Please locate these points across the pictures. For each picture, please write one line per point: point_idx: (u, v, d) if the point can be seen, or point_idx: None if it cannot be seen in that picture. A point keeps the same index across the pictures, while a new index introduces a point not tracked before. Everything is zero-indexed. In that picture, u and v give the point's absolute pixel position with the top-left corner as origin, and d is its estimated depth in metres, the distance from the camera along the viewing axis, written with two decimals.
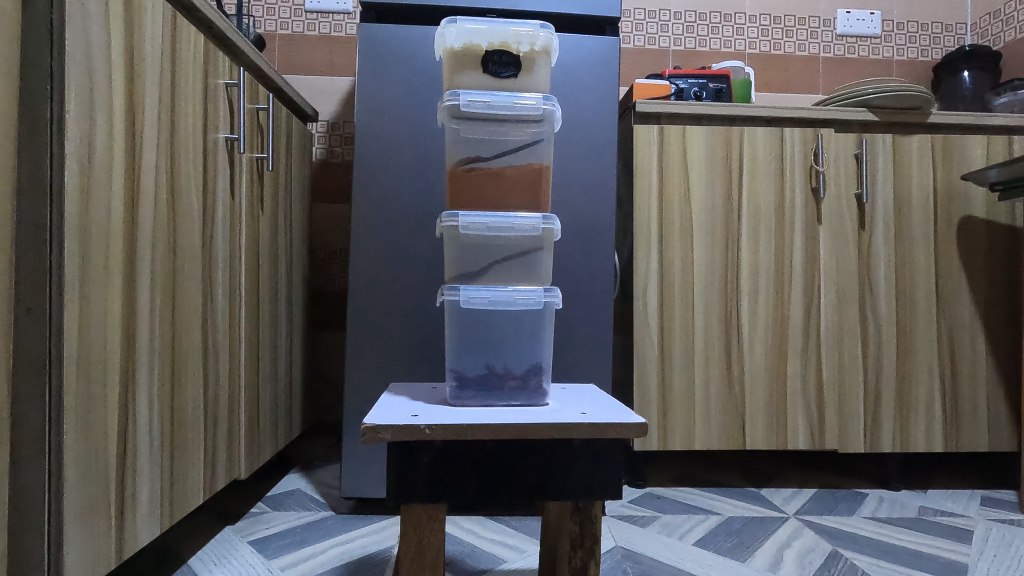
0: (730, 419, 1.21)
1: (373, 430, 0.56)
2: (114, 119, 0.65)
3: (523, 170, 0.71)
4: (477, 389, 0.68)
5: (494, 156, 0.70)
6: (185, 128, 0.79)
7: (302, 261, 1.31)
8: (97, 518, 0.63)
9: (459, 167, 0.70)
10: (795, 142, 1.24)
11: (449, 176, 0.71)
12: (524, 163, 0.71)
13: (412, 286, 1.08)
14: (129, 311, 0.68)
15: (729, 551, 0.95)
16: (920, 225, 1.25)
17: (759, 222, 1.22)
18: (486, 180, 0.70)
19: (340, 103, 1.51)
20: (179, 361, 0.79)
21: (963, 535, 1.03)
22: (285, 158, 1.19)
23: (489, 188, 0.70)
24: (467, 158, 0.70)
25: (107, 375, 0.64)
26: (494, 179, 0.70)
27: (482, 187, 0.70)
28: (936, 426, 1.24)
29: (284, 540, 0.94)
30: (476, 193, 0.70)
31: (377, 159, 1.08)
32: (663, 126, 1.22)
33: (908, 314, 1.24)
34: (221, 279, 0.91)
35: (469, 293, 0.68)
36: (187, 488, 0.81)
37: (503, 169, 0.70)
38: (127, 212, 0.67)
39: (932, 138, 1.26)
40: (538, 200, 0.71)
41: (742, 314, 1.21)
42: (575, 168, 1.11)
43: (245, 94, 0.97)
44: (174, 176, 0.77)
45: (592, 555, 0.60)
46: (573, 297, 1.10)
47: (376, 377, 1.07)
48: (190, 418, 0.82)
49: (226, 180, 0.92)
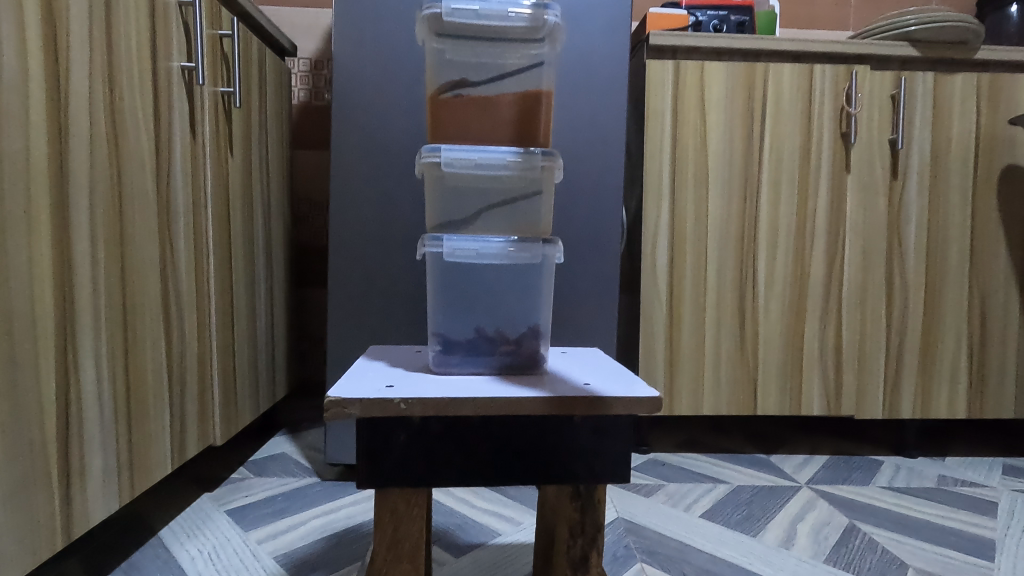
0: (741, 384, 1.13)
1: (338, 405, 0.49)
2: (27, 30, 0.54)
3: (519, 97, 0.60)
4: (465, 354, 0.60)
5: (484, 81, 0.59)
6: (126, 50, 0.68)
7: (282, 212, 1.20)
8: (36, 496, 0.56)
9: (442, 94, 0.59)
10: (826, 81, 1.11)
11: (431, 106, 0.61)
12: (519, 89, 0.60)
13: (399, 239, 0.98)
14: (63, 263, 0.59)
15: (739, 524, 0.88)
16: (958, 174, 1.13)
17: (782, 170, 1.11)
18: (474, 109, 0.59)
19: (322, 38, 1.37)
20: (134, 320, 0.70)
21: (988, 508, 0.96)
22: (257, 97, 1.07)
23: (477, 119, 0.59)
24: (452, 83, 0.59)
25: (38, 336, 0.56)
26: (484, 108, 0.59)
27: (468, 118, 0.59)
28: (960, 392, 1.16)
29: (263, 510, 0.88)
30: (461, 125, 0.60)
31: (358, 97, 0.97)
32: (679, 62, 1.09)
33: (938, 272, 1.14)
34: (183, 228, 0.81)
35: (455, 243, 0.59)
36: (151, 458, 0.74)
37: (495, 96, 0.59)
38: (52, 145, 0.57)
39: (977, 77, 1.13)
40: (536, 134, 0.60)
41: (759, 271, 1.12)
42: (580, 108, 1.00)
43: (204, 16, 0.85)
44: (114, 107, 0.66)
45: (594, 544, 0.53)
46: (575, 252, 1.01)
47: (361, 337, 0.99)
48: (150, 382, 0.74)
49: (184, 116, 0.81)
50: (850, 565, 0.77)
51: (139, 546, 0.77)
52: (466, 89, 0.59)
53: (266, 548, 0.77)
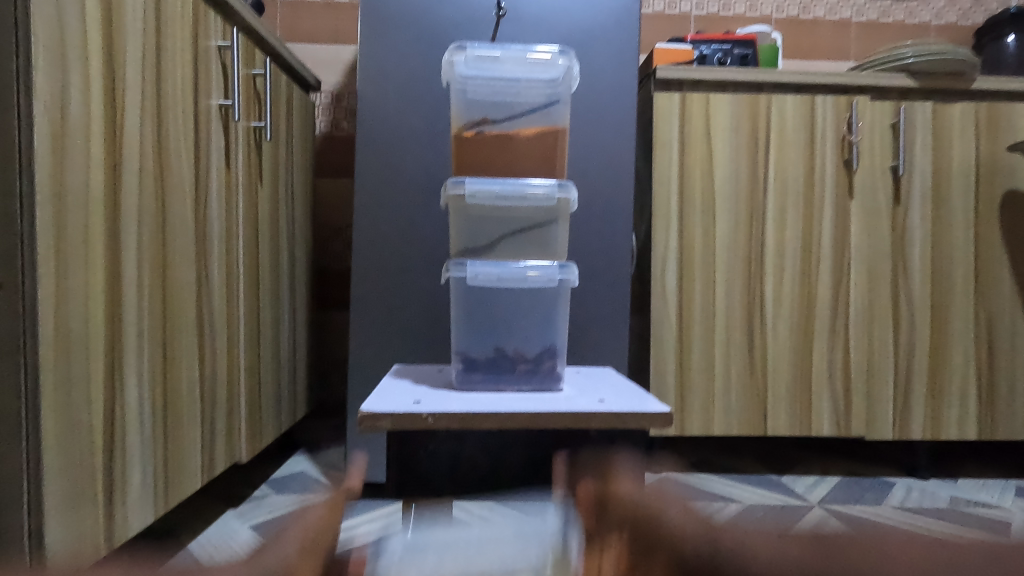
0: (751, 404, 1.15)
1: (370, 418, 0.52)
2: (90, 75, 0.59)
3: (537, 134, 0.64)
4: (485, 372, 0.64)
5: (504, 119, 0.64)
6: (172, 90, 0.74)
7: (305, 238, 1.26)
8: (84, 506, 0.59)
9: (465, 131, 0.64)
10: (828, 111, 1.15)
11: (454, 143, 0.66)
12: (537, 127, 0.64)
13: (419, 263, 1.03)
14: (114, 286, 0.63)
15: (751, 542, 0.90)
16: (960, 198, 1.16)
17: (787, 196, 1.15)
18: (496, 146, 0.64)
19: (344, 73, 1.45)
20: (173, 340, 0.75)
21: (1000, 528, 0.97)
22: (285, 130, 1.13)
23: (498, 155, 0.64)
24: (474, 121, 0.64)
25: (90, 355, 0.60)
26: (503, 143, 0.64)
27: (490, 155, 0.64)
28: (970, 413, 1.17)
29: (286, 525, 0.91)
30: (484, 160, 0.64)
31: (381, 129, 1.02)
32: (685, 94, 1.14)
33: (944, 295, 1.16)
34: (217, 254, 0.86)
35: (476, 268, 0.63)
36: (184, 473, 0.77)
37: (515, 133, 0.64)
38: (108, 177, 0.62)
39: (975, 106, 1.17)
40: (552, 166, 0.65)
41: (767, 294, 1.15)
42: (591, 138, 1.05)
43: (240, 58, 0.91)
44: (161, 142, 0.72)
45: (610, 553, 0.56)
46: (587, 275, 1.05)
47: (381, 357, 1.03)
48: (185, 399, 0.78)
49: (221, 149, 0.87)
50: None
51: (170, 558, 0.80)
52: (489, 128, 0.64)
53: None
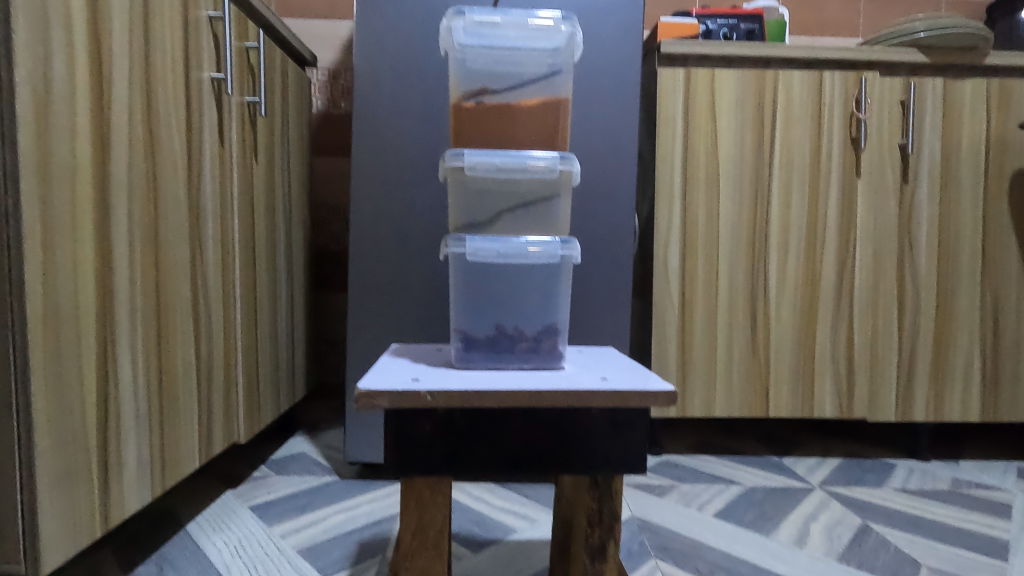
0: (754, 386, 1.14)
1: (368, 396, 0.51)
2: (74, 43, 0.57)
3: (538, 105, 0.62)
4: (485, 351, 0.62)
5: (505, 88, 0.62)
6: (161, 62, 0.71)
7: (302, 217, 1.24)
8: (78, 486, 0.59)
9: (465, 102, 0.62)
10: (836, 87, 1.13)
11: (453, 113, 0.63)
12: (537, 98, 0.62)
13: (418, 242, 1.01)
14: (104, 263, 0.62)
15: (753, 523, 0.89)
16: (969, 178, 1.14)
17: (792, 175, 1.12)
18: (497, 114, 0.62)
19: (340, 49, 1.41)
20: (167, 319, 0.73)
21: (1002, 510, 0.97)
22: (280, 106, 1.10)
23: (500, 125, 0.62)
24: (474, 90, 0.62)
25: (82, 333, 0.58)
26: (504, 114, 0.62)
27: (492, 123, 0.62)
28: (973, 395, 1.17)
29: (286, 506, 0.90)
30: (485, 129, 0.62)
31: (378, 106, 1.00)
32: (690, 69, 1.11)
33: (950, 276, 1.15)
34: (211, 232, 0.84)
35: (476, 244, 0.61)
36: (181, 453, 0.77)
37: (516, 103, 0.62)
38: (96, 150, 0.60)
39: (987, 82, 1.14)
40: (554, 139, 0.63)
41: (771, 275, 1.13)
42: (593, 114, 1.02)
43: (232, 30, 0.88)
44: (151, 116, 0.70)
45: (612, 533, 0.55)
46: (589, 254, 1.03)
47: (380, 338, 1.01)
48: (181, 379, 0.76)
49: (213, 124, 0.85)
50: (864, 563, 0.78)
51: (168, 538, 0.79)
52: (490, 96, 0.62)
53: (290, 541, 0.79)
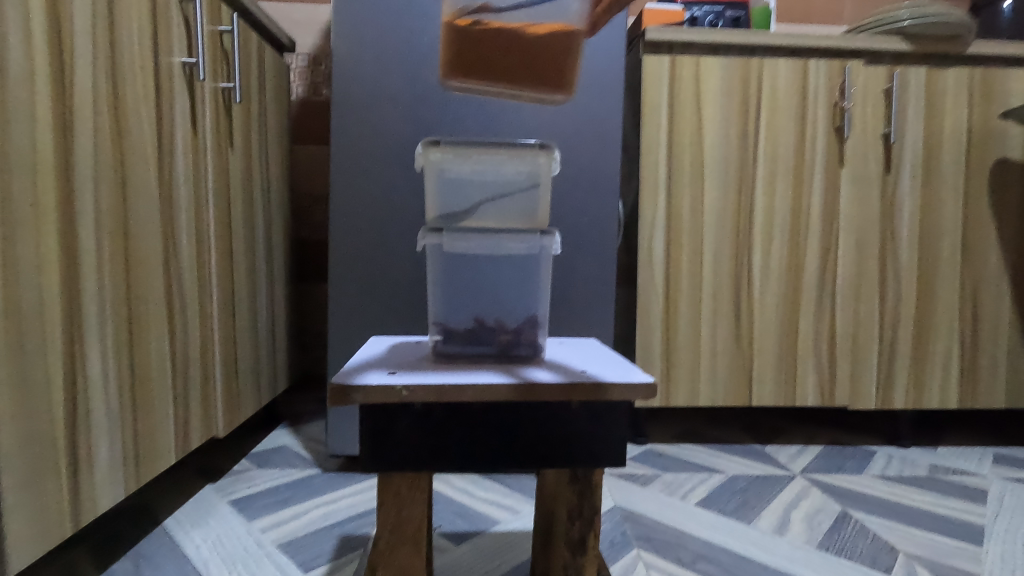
0: (737, 375, 1.15)
1: (342, 392, 0.50)
2: (32, 22, 0.55)
3: (557, 36, 0.45)
4: (466, 343, 0.62)
5: (514, 7, 0.44)
6: (127, 46, 0.69)
7: (282, 206, 1.21)
8: (45, 484, 0.57)
9: (459, 17, 0.45)
10: (820, 76, 1.12)
11: (446, 32, 0.46)
12: (547, 25, 0.45)
13: (399, 232, 0.99)
14: (70, 256, 0.60)
15: (735, 511, 0.90)
16: (951, 168, 1.15)
17: (777, 164, 1.12)
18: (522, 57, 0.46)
19: (320, 34, 1.38)
20: (139, 312, 0.71)
21: (978, 495, 0.98)
22: (257, 92, 1.07)
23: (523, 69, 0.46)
24: (472, 3, 0.44)
25: (47, 328, 0.57)
26: (511, 41, 0.45)
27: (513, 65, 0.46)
28: (952, 382, 1.18)
29: (266, 500, 0.89)
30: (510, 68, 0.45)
31: (358, 92, 0.98)
32: (675, 57, 1.10)
33: (931, 265, 1.16)
34: (185, 222, 0.82)
35: (454, 236, 0.61)
36: (157, 449, 0.75)
37: (526, 28, 0.44)
38: (58, 135, 0.58)
39: (971, 72, 1.14)
40: (564, 83, 0.46)
41: (754, 264, 1.13)
42: (577, 101, 1.01)
43: (204, 13, 0.86)
44: (117, 102, 0.67)
45: (592, 526, 0.55)
46: (572, 243, 1.02)
47: (361, 329, 1.00)
48: (155, 372, 0.75)
49: (185, 110, 0.82)
50: (843, 550, 0.79)
51: (145, 534, 0.78)
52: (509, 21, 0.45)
53: (269, 536, 0.78)
